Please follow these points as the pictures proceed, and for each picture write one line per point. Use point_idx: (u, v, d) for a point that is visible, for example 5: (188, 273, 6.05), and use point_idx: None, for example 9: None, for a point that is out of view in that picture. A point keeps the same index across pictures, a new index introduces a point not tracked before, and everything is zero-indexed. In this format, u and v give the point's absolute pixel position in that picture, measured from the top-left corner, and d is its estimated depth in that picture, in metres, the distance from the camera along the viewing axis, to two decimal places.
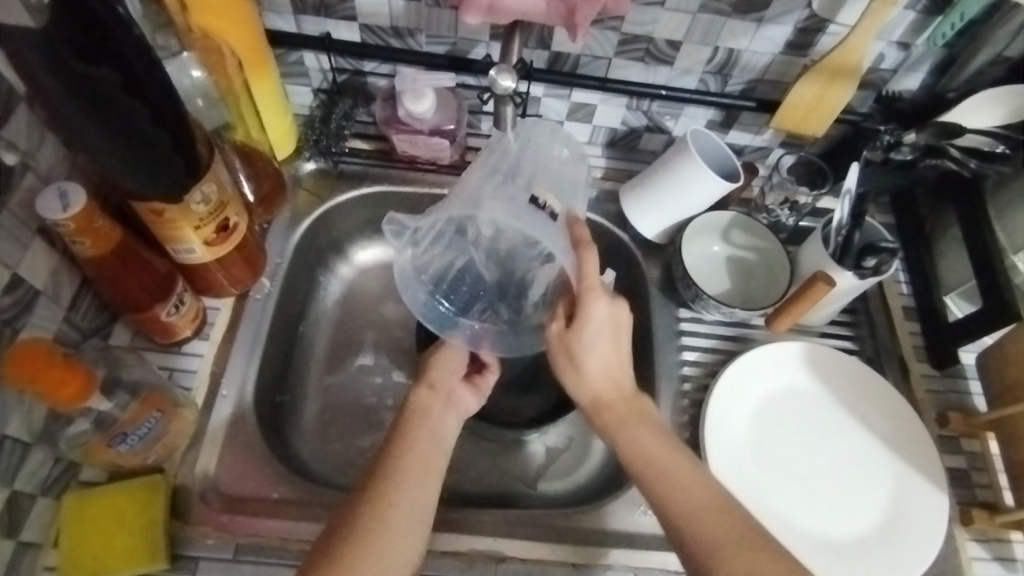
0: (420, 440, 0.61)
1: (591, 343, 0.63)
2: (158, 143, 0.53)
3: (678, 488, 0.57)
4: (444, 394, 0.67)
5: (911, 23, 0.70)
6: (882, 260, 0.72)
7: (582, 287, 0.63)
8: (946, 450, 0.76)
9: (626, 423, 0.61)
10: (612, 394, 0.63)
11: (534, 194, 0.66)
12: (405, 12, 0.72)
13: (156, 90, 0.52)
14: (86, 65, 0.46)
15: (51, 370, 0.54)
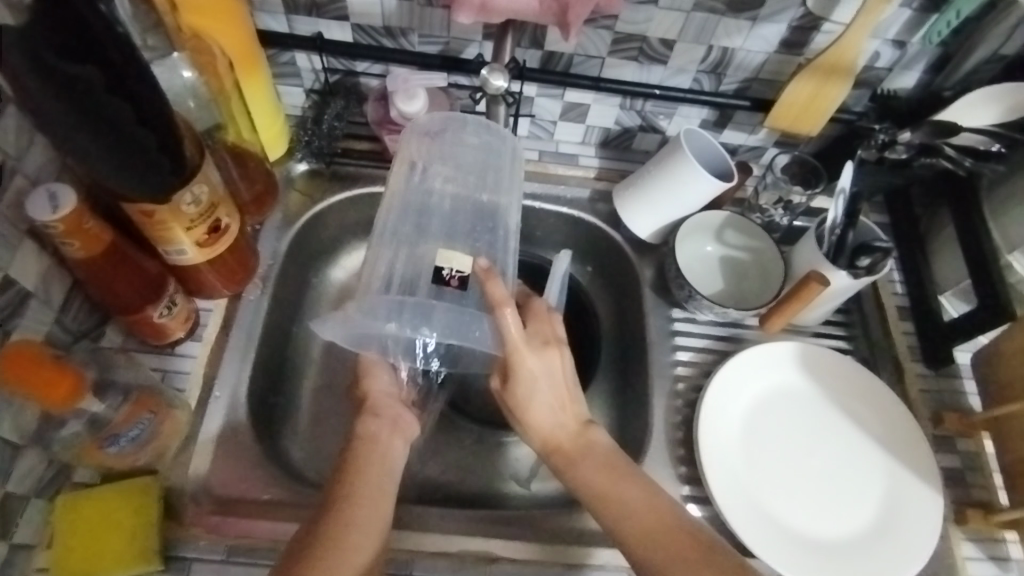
0: (369, 464, 0.61)
1: (531, 394, 0.62)
2: (145, 145, 0.53)
3: (639, 520, 0.57)
4: (389, 417, 0.66)
5: (906, 21, 0.70)
6: (875, 259, 0.71)
7: (507, 352, 0.61)
8: (940, 450, 0.76)
9: (574, 463, 0.61)
10: (560, 435, 0.63)
11: (437, 266, 0.61)
12: (397, 11, 0.72)
13: (144, 91, 0.52)
14: (72, 65, 0.46)
15: (41, 371, 0.54)
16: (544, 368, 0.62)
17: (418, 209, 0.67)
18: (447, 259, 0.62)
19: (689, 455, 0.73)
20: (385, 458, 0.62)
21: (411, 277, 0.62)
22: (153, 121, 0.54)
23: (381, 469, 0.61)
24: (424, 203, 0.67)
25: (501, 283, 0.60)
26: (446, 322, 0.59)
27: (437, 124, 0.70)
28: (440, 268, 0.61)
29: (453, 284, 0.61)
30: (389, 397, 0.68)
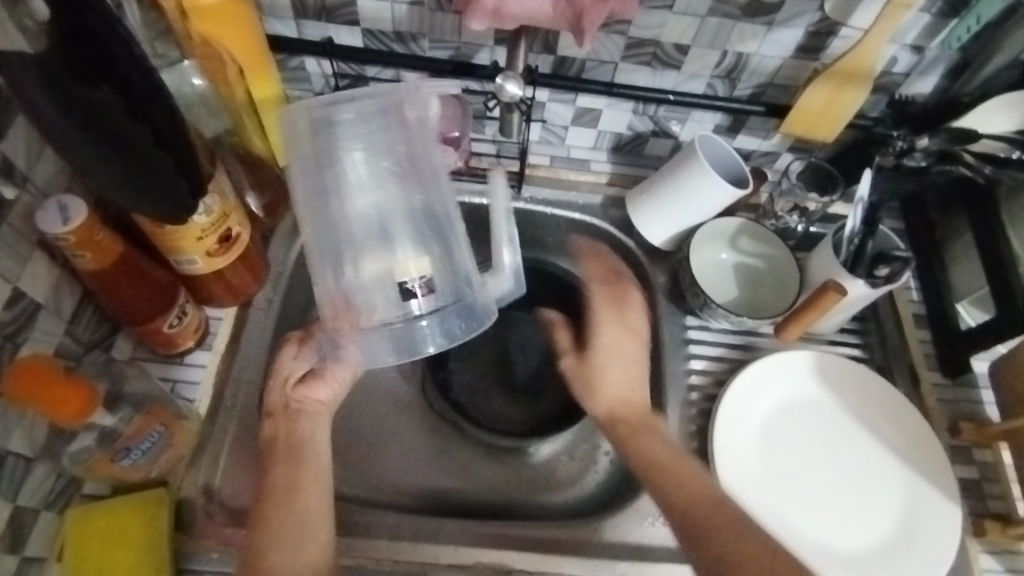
0: (278, 468, 0.61)
1: (607, 364, 0.69)
2: (162, 167, 0.52)
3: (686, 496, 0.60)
4: (286, 413, 0.66)
5: (925, 26, 0.69)
6: (894, 269, 0.71)
7: (592, 325, 0.71)
8: (957, 460, 0.75)
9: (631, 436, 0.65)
10: (625, 411, 0.68)
11: (398, 284, 0.63)
12: (408, 16, 0.71)
13: (162, 113, 0.51)
14: (84, 88, 0.46)
15: (53, 387, 0.53)
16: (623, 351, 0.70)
17: (352, 234, 0.65)
18: (405, 271, 0.63)
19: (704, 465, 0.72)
20: (288, 449, 0.63)
21: (370, 297, 0.64)
22: (171, 143, 0.52)
23: (291, 470, 0.61)
24: (359, 228, 0.65)
25: (454, 264, 0.66)
26: (403, 345, 0.64)
27: (362, 113, 0.65)
28: (404, 282, 0.63)
29: (421, 291, 0.63)
30: (292, 380, 0.67)
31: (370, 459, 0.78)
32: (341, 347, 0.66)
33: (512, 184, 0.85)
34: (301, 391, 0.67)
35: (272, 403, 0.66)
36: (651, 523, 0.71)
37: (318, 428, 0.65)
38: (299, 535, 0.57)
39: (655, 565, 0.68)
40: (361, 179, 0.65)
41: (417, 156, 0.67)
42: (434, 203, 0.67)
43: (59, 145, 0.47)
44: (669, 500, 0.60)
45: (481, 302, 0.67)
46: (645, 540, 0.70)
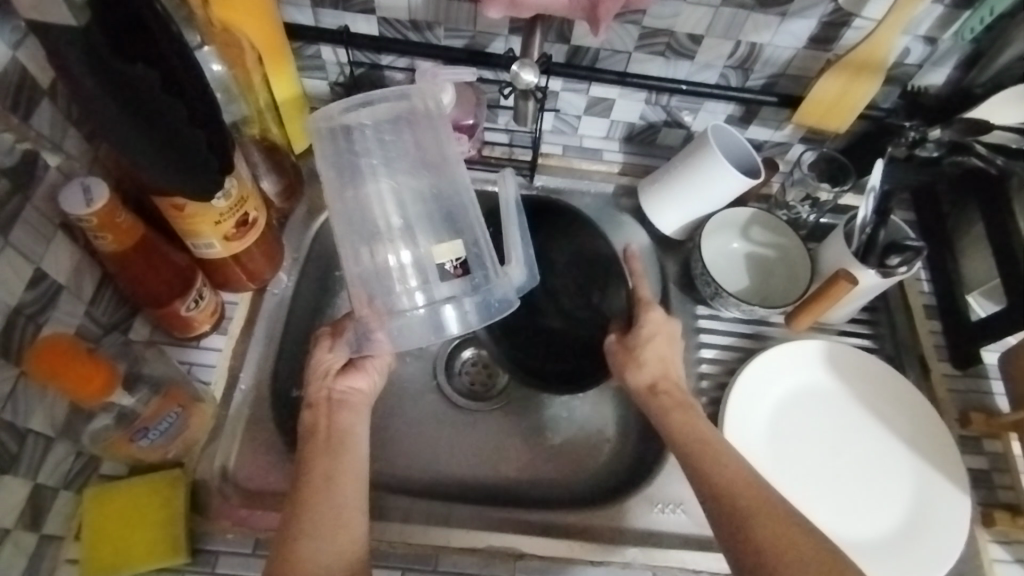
0: (316, 460, 0.60)
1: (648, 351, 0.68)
2: (194, 144, 0.53)
3: (723, 472, 0.58)
4: (326, 404, 0.65)
5: (939, 17, 0.69)
6: (906, 259, 0.71)
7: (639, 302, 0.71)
8: (967, 450, 0.75)
9: (669, 412, 0.64)
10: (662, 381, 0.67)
11: (440, 263, 0.64)
12: (424, 6, 0.71)
13: (195, 92, 0.52)
14: (122, 62, 0.46)
15: (75, 365, 0.54)
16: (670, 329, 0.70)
17: (380, 230, 0.67)
18: (441, 254, 0.65)
19: None
20: (328, 438, 0.62)
21: (404, 283, 0.64)
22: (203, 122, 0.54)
23: (329, 461, 0.60)
24: (385, 224, 0.67)
25: (482, 239, 0.67)
26: (435, 325, 0.63)
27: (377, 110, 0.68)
28: (440, 265, 0.64)
29: (457, 271, 0.64)
30: (332, 371, 0.67)
31: (383, 447, 0.79)
32: (374, 339, 0.65)
33: (524, 173, 0.86)
34: (341, 382, 0.67)
35: (313, 396, 0.66)
36: (660, 510, 0.71)
37: (357, 417, 0.65)
38: (336, 517, 0.57)
39: (665, 552, 0.68)
40: (383, 176, 0.68)
41: (437, 150, 0.70)
42: (450, 189, 0.69)
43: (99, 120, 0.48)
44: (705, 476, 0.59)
45: (501, 288, 0.65)
46: (655, 527, 0.70)
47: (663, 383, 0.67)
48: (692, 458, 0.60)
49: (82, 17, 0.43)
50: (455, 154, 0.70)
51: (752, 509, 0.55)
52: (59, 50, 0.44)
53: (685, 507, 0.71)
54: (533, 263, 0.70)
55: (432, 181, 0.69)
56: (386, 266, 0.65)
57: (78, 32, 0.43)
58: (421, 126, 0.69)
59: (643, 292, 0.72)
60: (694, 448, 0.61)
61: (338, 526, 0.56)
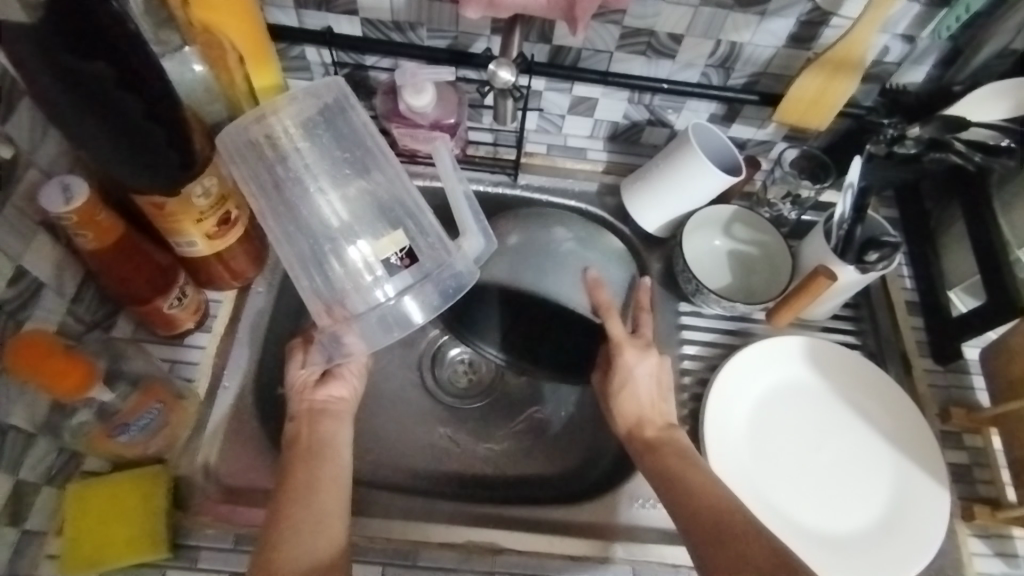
0: (300, 466, 0.61)
1: (635, 394, 0.69)
2: (156, 144, 0.54)
3: (698, 507, 0.59)
4: (307, 415, 0.66)
5: (916, 15, 0.69)
6: (884, 255, 0.71)
7: (613, 346, 0.71)
8: (948, 445, 0.75)
9: (650, 449, 0.65)
10: (647, 426, 0.67)
11: (384, 258, 0.63)
12: (406, 7, 0.72)
13: (157, 89, 0.53)
14: (76, 59, 0.46)
15: (53, 360, 0.54)
16: (648, 367, 0.70)
17: (321, 240, 0.65)
18: (384, 248, 0.63)
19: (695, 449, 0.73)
20: (307, 448, 0.63)
21: (355, 285, 0.64)
22: (162, 119, 0.54)
23: (309, 467, 0.61)
24: (326, 231, 0.65)
25: (416, 228, 0.66)
26: (397, 319, 0.63)
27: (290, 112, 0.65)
28: (386, 259, 0.63)
29: (404, 263, 0.63)
30: (310, 383, 0.68)
31: (367, 445, 0.79)
32: (345, 344, 0.65)
33: (508, 173, 0.87)
34: (320, 392, 0.67)
35: (295, 408, 0.67)
36: (642, 506, 0.71)
37: (338, 425, 0.66)
38: (317, 522, 0.57)
39: (645, 547, 0.68)
40: (313, 181, 0.66)
41: (358, 138, 0.67)
42: (384, 186, 0.67)
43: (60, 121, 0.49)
44: (682, 510, 0.59)
45: (457, 265, 0.65)
46: (637, 522, 0.71)
47: (639, 429, 0.68)
48: (671, 488, 0.61)
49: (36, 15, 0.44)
50: (376, 141, 0.68)
51: (727, 538, 0.55)
52: (11, 47, 0.44)
53: None
54: (489, 228, 0.69)
55: (362, 180, 0.67)
56: (330, 272, 0.65)
57: (31, 31, 0.44)
58: (340, 118, 0.66)
59: (616, 331, 0.71)
60: (674, 477, 0.62)
61: (320, 527, 0.57)
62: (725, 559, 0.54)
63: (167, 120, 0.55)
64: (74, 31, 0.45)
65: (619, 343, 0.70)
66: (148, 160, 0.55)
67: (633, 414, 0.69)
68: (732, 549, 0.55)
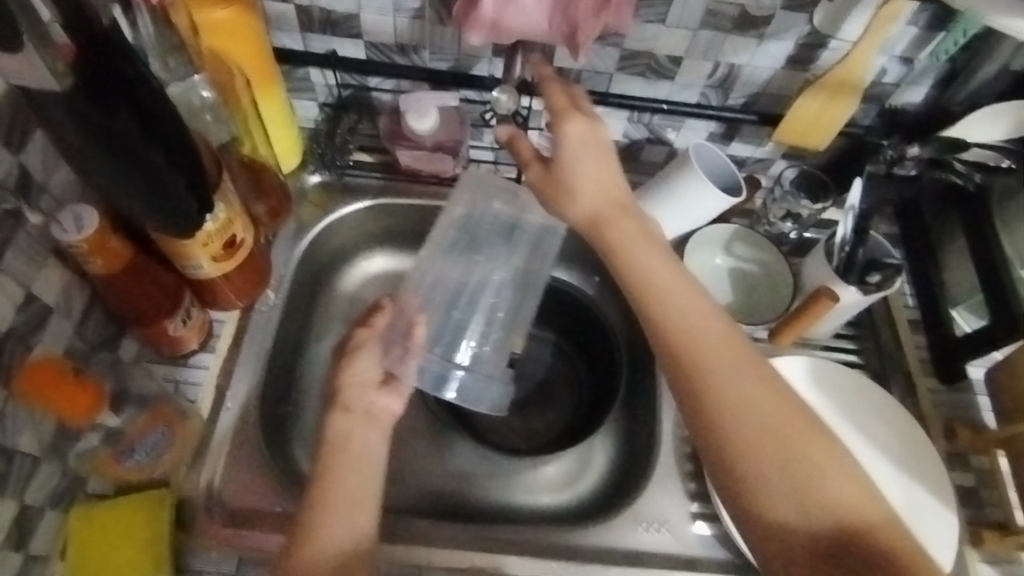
0: (342, 471, 0.58)
1: (579, 162, 0.58)
2: (176, 191, 0.55)
3: (699, 331, 0.54)
4: (361, 413, 0.63)
5: (913, 38, 0.70)
6: (885, 275, 0.73)
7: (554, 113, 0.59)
8: (954, 467, 0.76)
9: (630, 240, 0.57)
10: (601, 204, 0.58)
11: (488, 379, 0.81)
12: (409, 29, 0.73)
13: (172, 129, 0.55)
14: (105, 115, 0.49)
15: (65, 387, 0.56)
16: (587, 134, 0.58)
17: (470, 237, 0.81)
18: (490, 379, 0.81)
19: (699, 471, 0.73)
20: (357, 460, 0.60)
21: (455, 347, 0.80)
22: (182, 163, 0.56)
23: None
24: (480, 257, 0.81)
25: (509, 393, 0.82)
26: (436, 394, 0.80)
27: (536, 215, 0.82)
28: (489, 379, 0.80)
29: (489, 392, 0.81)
30: (371, 384, 0.65)
31: None
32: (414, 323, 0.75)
33: None
34: (381, 396, 0.65)
35: (349, 399, 0.63)
36: (644, 530, 0.71)
37: (382, 440, 0.62)
38: (358, 537, 0.56)
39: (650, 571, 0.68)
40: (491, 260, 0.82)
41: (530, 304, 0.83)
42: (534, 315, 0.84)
43: (97, 181, 0.52)
44: (685, 309, 0.55)
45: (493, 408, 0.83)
46: (642, 546, 0.70)
47: (608, 210, 0.58)
48: (651, 310, 0.55)
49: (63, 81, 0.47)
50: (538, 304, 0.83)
51: (729, 402, 0.51)
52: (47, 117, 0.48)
53: (669, 526, 0.71)
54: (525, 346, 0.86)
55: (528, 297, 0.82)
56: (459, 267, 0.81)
57: (63, 97, 0.47)
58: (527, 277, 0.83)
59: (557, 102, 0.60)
60: (687, 370, 0.52)
61: None
62: (747, 416, 0.51)
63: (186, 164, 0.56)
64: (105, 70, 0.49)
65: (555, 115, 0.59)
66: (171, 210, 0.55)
67: (592, 202, 0.58)
68: (753, 407, 0.51)
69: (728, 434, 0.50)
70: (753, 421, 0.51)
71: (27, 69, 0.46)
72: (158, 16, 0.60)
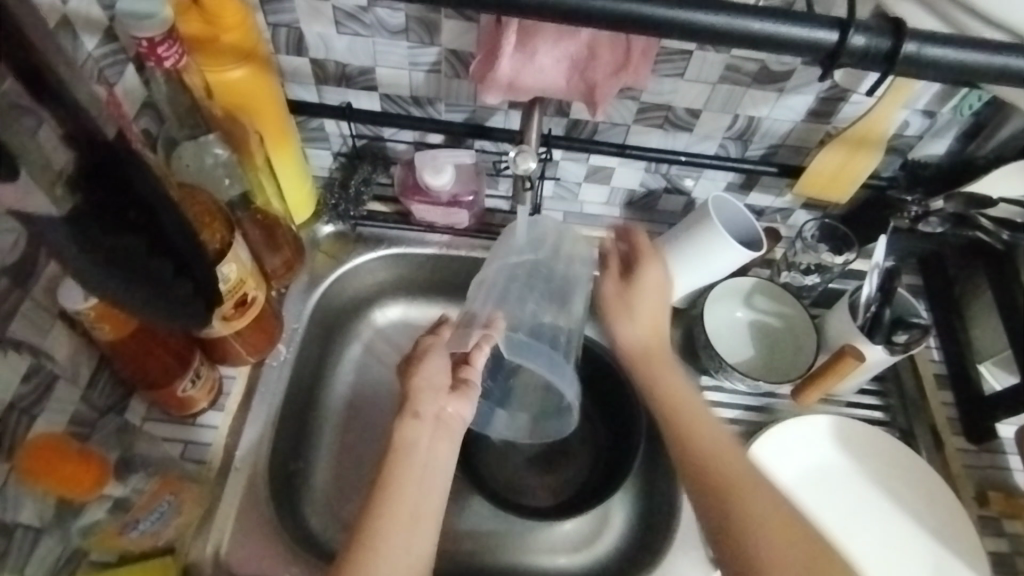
0: (407, 485, 0.57)
1: (643, 296, 0.69)
2: (180, 293, 0.53)
3: (706, 437, 0.60)
4: (431, 420, 0.61)
5: (938, 92, 0.68)
6: (914, 336, 0.71)
7: (641, 253, 0.70)
8: (986, 532, 0.73)
9: (648, 365, 0.66)
10: (653, 340, 0.68)
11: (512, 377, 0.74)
12: (425, 82, 0.72)
13: (182, 241, 0.51)
14: (112, 236, 0.45)
15: (65, 465, 0.55)
16: (656, 279, 0.69)
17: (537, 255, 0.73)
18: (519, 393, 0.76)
19: None
20: (420, 469, 0.59)
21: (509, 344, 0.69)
22: (187, 271, 0.53)
23: None
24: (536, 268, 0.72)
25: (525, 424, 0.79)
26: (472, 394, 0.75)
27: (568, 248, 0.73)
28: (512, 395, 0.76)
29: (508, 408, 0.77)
30: (443, 389, 0.63)
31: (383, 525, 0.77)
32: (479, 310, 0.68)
33: None
34: (450, 406, 0.63)
35: (422, 408, 0.62)
36: None
37: (452, 450, 0.61)
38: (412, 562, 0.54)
39: None
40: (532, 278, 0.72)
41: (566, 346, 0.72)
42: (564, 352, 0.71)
43: (105, 290, 0.47)
44: (681, 413, 0.62)
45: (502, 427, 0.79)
46: None
47: (654, 346, 0.67)
48: (665, 413, 0.63)
49: (63, 205, 0.42)
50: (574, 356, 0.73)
51: (734, 488, 0.56)
52: (47, 232, 0.43)
53: None
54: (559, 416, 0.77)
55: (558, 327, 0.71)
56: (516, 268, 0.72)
57: (64, 222, 0.43)
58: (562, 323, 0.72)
59: (641, 241, 0.71)
60: (718, 488, 0.57)
61: None
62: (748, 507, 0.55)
63: (194, 268, 0.53)
64: (118, 192, 0.45)
65: (640, 249, 0.70)
66: (170, 308, 0.52)
67: (643, 322, 0.68)
68: (757, 502, 0.55)
69: (732, 522, 0.55)
70: (767, 509, 0.55)
71: (19, 195, 0.41)
72: (171, 77, 0.59)
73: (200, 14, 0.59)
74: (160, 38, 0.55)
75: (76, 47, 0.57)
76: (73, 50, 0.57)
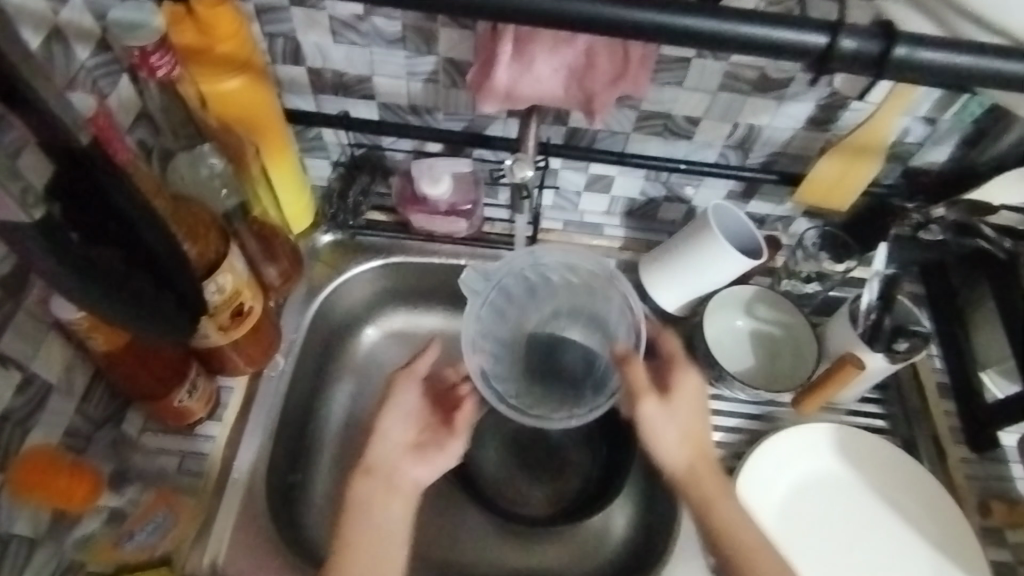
0: (361, 550, 0.59)
1: (667, 431, 0.64)
2: (166, 308, 0.53)
3: (738, 535, 0.61)
4: (382, 474, 0.63)
5: (938, 99, 0.68)
6: (914, 344, 0.70)
7: (671, 360, 0.68)
8: (989, 542, 0.72)
9: (707, 489, 0.63)
10: (693, 457, 0.64)
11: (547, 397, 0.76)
12: (423, 91, 0.72)
13: (167, 256, 0.52)
14: (88, 245, 0.47)
15: (58, 479, 0.56)
16: (687, 387, 0.66)
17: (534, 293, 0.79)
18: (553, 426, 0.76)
19: None
20: (372, 531, 0.61)
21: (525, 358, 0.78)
22: (173, 285, 0.53)
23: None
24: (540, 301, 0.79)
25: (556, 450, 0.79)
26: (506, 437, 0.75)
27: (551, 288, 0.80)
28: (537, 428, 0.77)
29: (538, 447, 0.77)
30: (402, 445, 0.66)
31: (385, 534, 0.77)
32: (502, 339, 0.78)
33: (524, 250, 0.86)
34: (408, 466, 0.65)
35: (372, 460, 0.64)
36: None
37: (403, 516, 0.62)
38: None
39: None
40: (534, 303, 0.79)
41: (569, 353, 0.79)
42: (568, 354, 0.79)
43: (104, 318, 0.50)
44: (716, 515, 0.62)
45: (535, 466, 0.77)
46: None
47: (699, 453, 0.65)
48: (702, 509, 0.63)
49: (34, 212, 0.43)
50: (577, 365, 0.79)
51: None
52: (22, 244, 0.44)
53: None
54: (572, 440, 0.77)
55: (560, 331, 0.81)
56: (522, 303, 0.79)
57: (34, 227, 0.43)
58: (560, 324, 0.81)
59: (674, 354, 0.69)
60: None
61: None
62: None
63: (179, 284, 0.54)
64: (94, 203, 0.47)
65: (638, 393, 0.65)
66: (159, 319, 0.53)
67: (675, 450, 0.65)
68: None
69: None
70: None
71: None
72: (165, 88, 0.61)
73: (194, 24, 0.59)
74: (152, 47, 0.56)
75: (69, 58, 0.57)
76: (66, 62, 0.57)
